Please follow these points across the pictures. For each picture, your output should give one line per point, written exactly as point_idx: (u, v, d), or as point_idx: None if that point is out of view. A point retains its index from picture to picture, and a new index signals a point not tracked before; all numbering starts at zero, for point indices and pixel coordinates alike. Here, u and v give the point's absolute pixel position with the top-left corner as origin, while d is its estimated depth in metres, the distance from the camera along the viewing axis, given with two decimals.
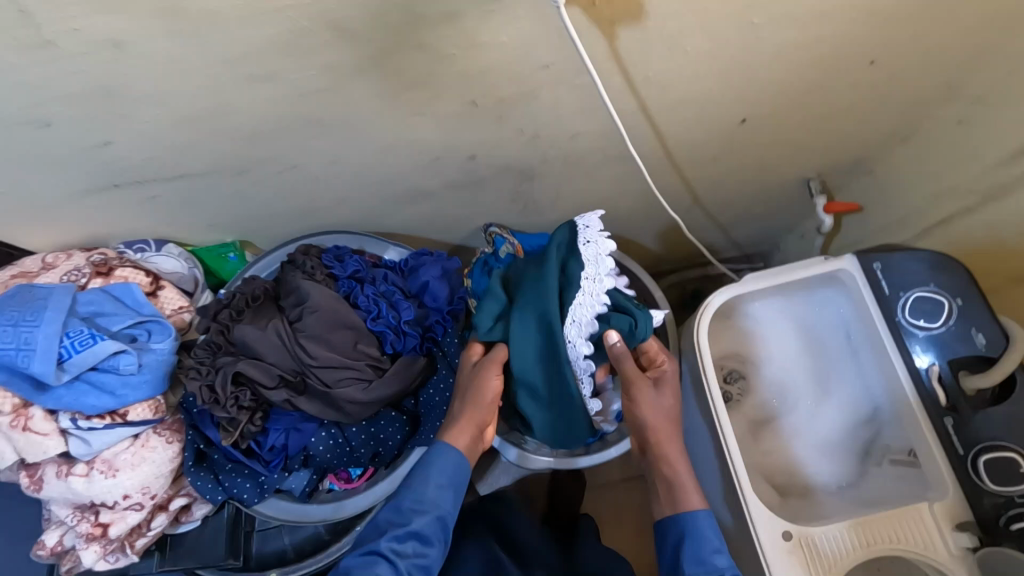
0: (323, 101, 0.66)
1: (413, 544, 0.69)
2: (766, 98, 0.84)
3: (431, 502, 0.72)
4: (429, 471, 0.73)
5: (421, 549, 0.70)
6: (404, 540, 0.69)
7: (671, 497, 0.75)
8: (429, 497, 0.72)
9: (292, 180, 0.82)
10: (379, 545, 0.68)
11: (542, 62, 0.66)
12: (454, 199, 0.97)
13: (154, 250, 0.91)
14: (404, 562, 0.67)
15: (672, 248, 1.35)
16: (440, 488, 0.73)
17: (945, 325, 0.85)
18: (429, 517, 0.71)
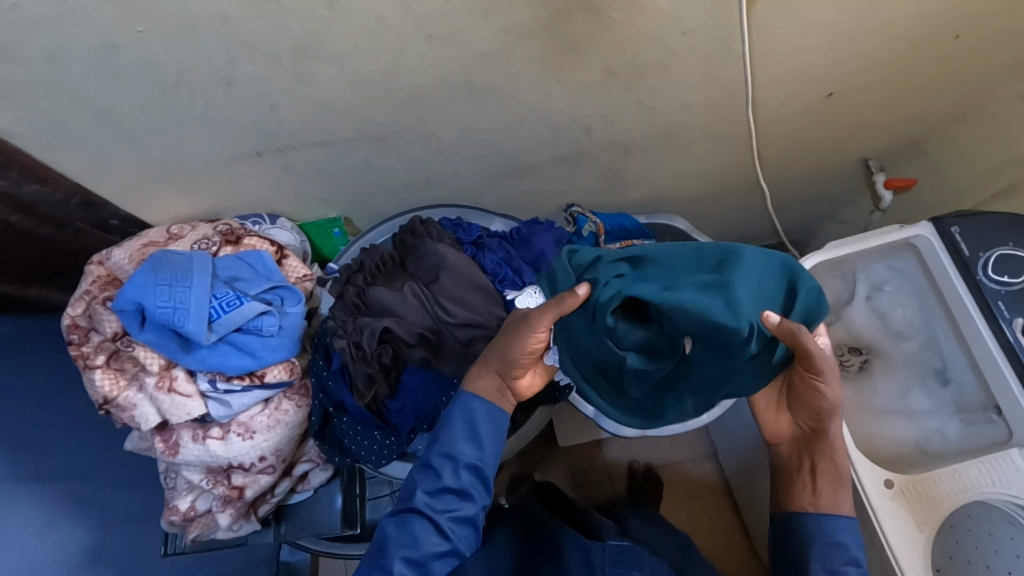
0: (483, 65, 0.70)
1: (447, 500, 0.71)
2: (857, 72, 0.91)
3: (463, 454, 0.72)
4: (456, 422, 0.73)
5: (457, 501, 0.72)
6: (441, 496, 0.71)
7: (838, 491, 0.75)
8: (456, 448, 0.72)
9: (418, 151, 0.86)
10: (415, 502, 0.71)
11: (686, 28, 0.71)
12: (552, 174, 1.01)
13: (269, 223, 0.94)
14: (440, 517, 0.70)
15: (727, 230, 1.41)
16: (469, 438, 0.73)
17: None
18: (462, 471, 0.72)
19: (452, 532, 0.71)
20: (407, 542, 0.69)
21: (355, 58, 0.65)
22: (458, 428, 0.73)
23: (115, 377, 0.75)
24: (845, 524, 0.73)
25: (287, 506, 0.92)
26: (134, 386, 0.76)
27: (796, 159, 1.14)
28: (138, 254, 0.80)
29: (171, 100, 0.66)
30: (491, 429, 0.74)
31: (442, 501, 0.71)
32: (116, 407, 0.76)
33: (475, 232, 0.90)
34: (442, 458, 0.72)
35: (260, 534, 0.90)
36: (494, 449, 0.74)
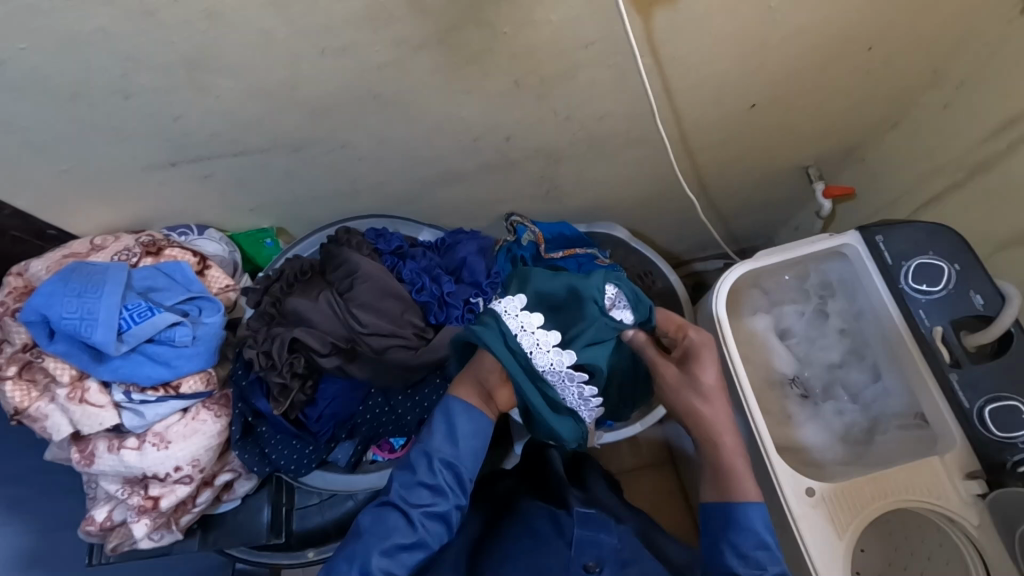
0: (385, 77, 0.72)
1: (421, 495, 0.70)
2: (775, 82, 0.92)
3: (439, 450, 0.72)
4: (436, 419, 0.74)
5: (432, 497, 0.70)
6: (416, 491, 0.70)
7: (724, 483, 0.70)
8: (433, 444, 0.72)
9: (339, 161, 0.87)
10: (390, 496, 0.70)
11: (586, 40, 0.73)
12: (485, 182, 1.02)
13: (197, 233, 0.94)
14: (414, 510, 0.69)
15: (677, 236, 1.42)
16: (446, 436, 0.73)
17: (945, 289, 0.93)
18: (438, 468, 0.71)
19: (423, 526, 0.69)
20: (379, 532, 0.68)
21: (252, 70, 0.66)
22: (438, 426, 0.73)
23: (26, 388, 0.76)
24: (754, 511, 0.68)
25: (213, 516, 0.92)
26: (46, 397, 0.77)
27: (732, 167, 1.15)
28: (56, 265, 0.81)
29: (74, 113, 0.68)
30: (473, 431, 0.73)
31: (417, 496, 0.70)
32: (28, 417, 0.76)
33: (396, 241, 0.90)
34: (419, 454, 0.72)
35: (185, 544, 0.90)
36: (473, 449, 0.73)
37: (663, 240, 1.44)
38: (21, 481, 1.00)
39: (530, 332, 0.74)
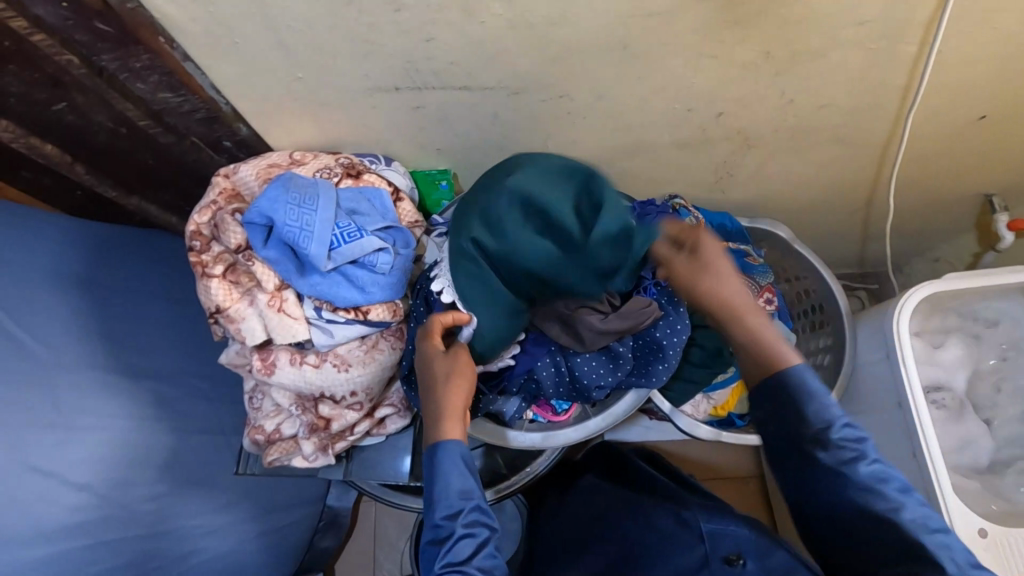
0: (649, 26, 0.69)
1: (465, 548, 0.65)
2: (1012, 95, 0.86)
3: (457, 496, 0.67)
4: (439, 470, 0.68)
5: (477, 542, 0.66)
6: (456, 548, 0.65)
7: (768, 359, 0.70)
8: (452, 489, 0.67)
9: (549, 112, 0.85)
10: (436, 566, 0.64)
11: (863, 16, 0.69)
12: (667, 159, 0.99)
13: (383, 164, 0.93)
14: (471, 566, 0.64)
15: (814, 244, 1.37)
16: (457, 476, 0.68)
17: None
18: (467, 512, 0.67)
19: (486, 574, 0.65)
20: None
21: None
22: (439, 479, 0.68)
23: (230, 288, 0.76)
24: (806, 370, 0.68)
25: (356, 448, 0.92)
26: (246, 301, 0.77)
27: (918, 182, 1.09)
28: (264, 173, 0.81)
29: (343, 20, 0.66)
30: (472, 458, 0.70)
31: (462, 550, 0.65)
32: (225, 318, 0.76)
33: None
34: (444, 511, 0.67)
35: (329, 469, 0.91)
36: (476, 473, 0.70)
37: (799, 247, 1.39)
38: (168, 380, 1.02)
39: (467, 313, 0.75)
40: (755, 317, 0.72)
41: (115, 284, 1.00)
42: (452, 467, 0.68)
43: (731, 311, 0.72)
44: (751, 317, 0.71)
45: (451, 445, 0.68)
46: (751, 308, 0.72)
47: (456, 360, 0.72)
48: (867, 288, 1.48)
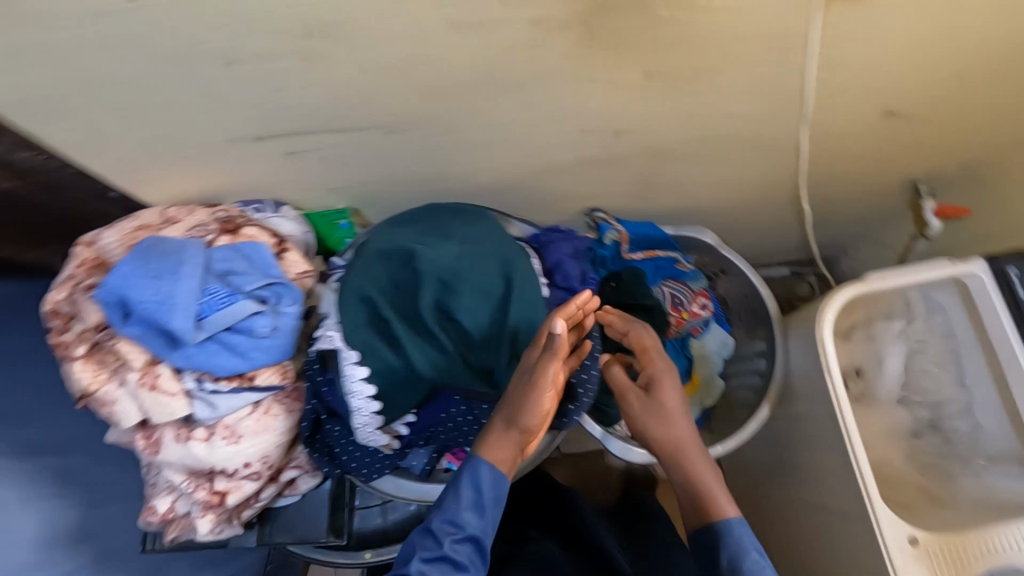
0: (513, 58, 0.63)
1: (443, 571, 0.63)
2: (922, 90, 0.82)
3: (466, 522, 0.66)
4: (463, 484, 0.66)
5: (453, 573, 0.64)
6: (435, 567, 0.63)
7: (705, 506, 0.72)
8: (463, 514, 0.66)
9: (436, 146, 0.79)
10: (409, 571, 0.63)
11: (745, 31, 0.63)
12: (581, 176, 0.94)
13: (272, 211, 0.87)
14: None
15: (756, 234, 1.33)
16: (473, 505, 0.67)
17: None
18: (461, 543, 0.65)
19: None
20: None
21: (376, 41, 0.58)
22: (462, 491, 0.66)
23: (96, 371, 0.71)
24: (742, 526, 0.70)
25: (271, 510, 0.87)
26: (116, 381, 0.71)
27: (844, 174, 1.06)
28: (129, 239, 0.76)
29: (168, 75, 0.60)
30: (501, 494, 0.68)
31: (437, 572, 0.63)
32: (96, 401, 0.72)
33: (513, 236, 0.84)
34: (445, 525, 0.65)
35: (242, 537, 0.86)
36: (494, 513, 0.68)
37: (741, 239, 1.35)
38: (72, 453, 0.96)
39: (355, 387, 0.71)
40: (697, 458, 0.75)
41: (17, 335, 0.92)
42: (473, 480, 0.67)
43: (676, 454, 0.75)
44: (688, 461, 0.74)
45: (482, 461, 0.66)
46: (692, 449, 0.75)
47: (540, 400, 0.65)
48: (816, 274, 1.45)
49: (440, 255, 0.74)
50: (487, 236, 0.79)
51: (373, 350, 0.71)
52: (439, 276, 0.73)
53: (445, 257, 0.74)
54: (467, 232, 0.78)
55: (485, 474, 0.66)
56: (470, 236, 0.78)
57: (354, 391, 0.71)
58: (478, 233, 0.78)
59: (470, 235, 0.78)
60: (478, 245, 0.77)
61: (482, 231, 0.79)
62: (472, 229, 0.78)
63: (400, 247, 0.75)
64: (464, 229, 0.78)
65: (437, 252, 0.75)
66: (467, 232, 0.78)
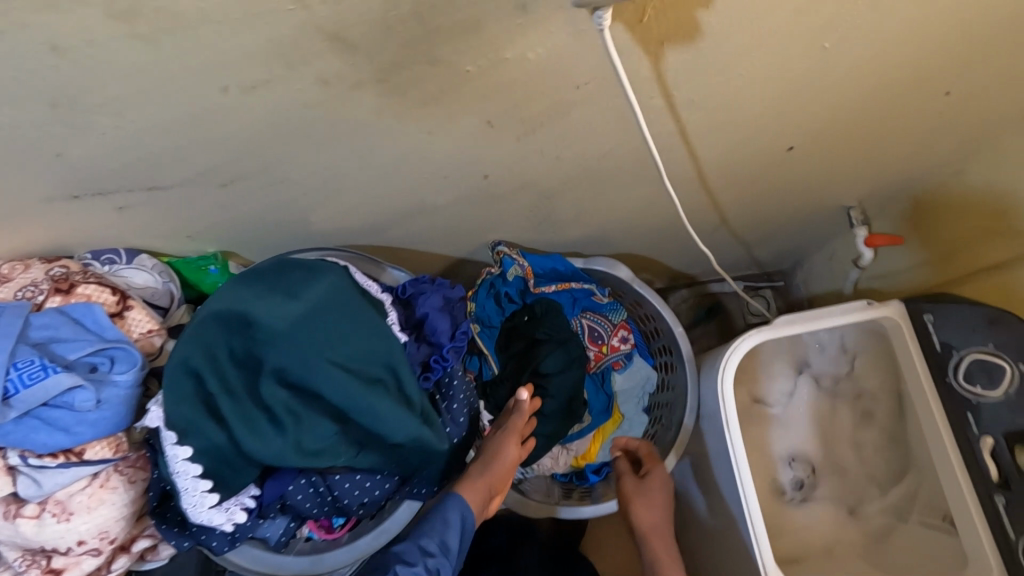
0: (316, 117, 0.56)
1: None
2: (818, 123, 0.74)
3: (443, 547, 0.69)
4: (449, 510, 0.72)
5: None
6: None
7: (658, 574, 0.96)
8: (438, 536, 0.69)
9: (281, 195, 0.73)
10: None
11: (577, 81, 0.56)
12: (464, 214, 0.87)
13: (125, 261, 0.82)
14: None
15: (689, 255, 1.26)
16: (454, 532, 0.71)
17: (956, 383, 0.79)
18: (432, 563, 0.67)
19: None
20: None
21: (144, 109, 0.52)
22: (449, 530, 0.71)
23: None
24: None
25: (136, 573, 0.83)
26: None
27: (761, 200, 0.98)
28: None
29: None
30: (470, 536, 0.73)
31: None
32: None
33: (377, 288, 0.78)
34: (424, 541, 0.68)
35: None
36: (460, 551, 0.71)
37: (674, 259, 1.28)
38: None
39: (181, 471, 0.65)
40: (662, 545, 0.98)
41: None
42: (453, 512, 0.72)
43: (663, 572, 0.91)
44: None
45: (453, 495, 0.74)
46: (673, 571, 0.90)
47: (501, 446, 0.82)
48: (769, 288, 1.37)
49: (280, 319, 0.68)
50: (338, 290, 0.71)
51: (202, 427, 0.65)
52: (278, 343, 0.67)
53: (285, 321, 0.68)
54: (316, 287, 0.71)
55: (460, 508, 0.73)
56: (319, 292, 0.71)
57: (179, 474, 0.65)
58: (329, 287, 0.71)
59: (320, 290, 0.71)
60: (326, 303, 0.70)
61: (333, 285, 0.72)
62: (322, 283, 0.71)
63: (240, 309, 0.69)
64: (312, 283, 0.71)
65: (277, 314, 0.68)
66: (316, 285, 0.71)
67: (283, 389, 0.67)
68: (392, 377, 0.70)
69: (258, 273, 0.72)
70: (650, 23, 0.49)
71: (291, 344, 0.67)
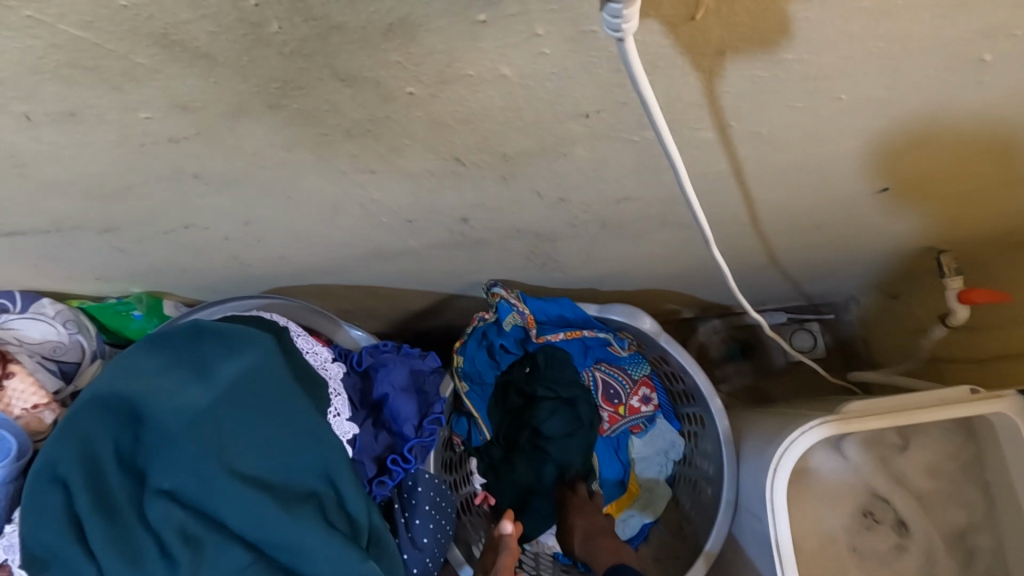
0: (194, 152, 0.38)
1: None
2: (925, 161, 0.54)
3: None
4: None
5: None
6: None
7: None
8: None
9: (194, 240, 0.56)
10: None
11: (579, 108, 0.37)
12: (443, 257, 0.69)
13: (17, 310, 0.66)
14: None
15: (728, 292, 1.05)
16: None
17: None
18: None
19: None
20: None
21: None
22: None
23: None
24: None
25: None
26: None
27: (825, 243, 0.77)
28: None
29: None
30: None
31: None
32: None
33: (326, 356, 0.61)
34: None
35: None
36: None
37: (709, 295, 1.07)
38: None
39: None
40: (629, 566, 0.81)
41: None
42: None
43: None
44: None
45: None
46: None
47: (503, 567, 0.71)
48: (817, 322, 1.12)
49: (185, 410, 0.52)
50: (266, 368, 0.54)
51: (67, 561, 0.48)
52: (179, 443, 0.51)
53: (192, 413, 0.52)
54: (236, 363, 0.54)
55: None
56: (239, 370, 0.54)
57: None
58: (255, 363, 0.54)
59: (240, 367, 0.54)
60: (248, 387, 0.53)
61: (260, 361, 0.55)
62: (246, 358, 0.55)
63: (134, 395, 0.53)
64: (233, 357, 0.54)
65: (183, 401, 0.52)
66: (236, 362, 0.54)
67: (180, 508, 0.49)
68: (332, 489, 0.53)
69: (169, 342, 0.56)
70: (701, 23, 0.30)
71: (196, 443, 0.50)
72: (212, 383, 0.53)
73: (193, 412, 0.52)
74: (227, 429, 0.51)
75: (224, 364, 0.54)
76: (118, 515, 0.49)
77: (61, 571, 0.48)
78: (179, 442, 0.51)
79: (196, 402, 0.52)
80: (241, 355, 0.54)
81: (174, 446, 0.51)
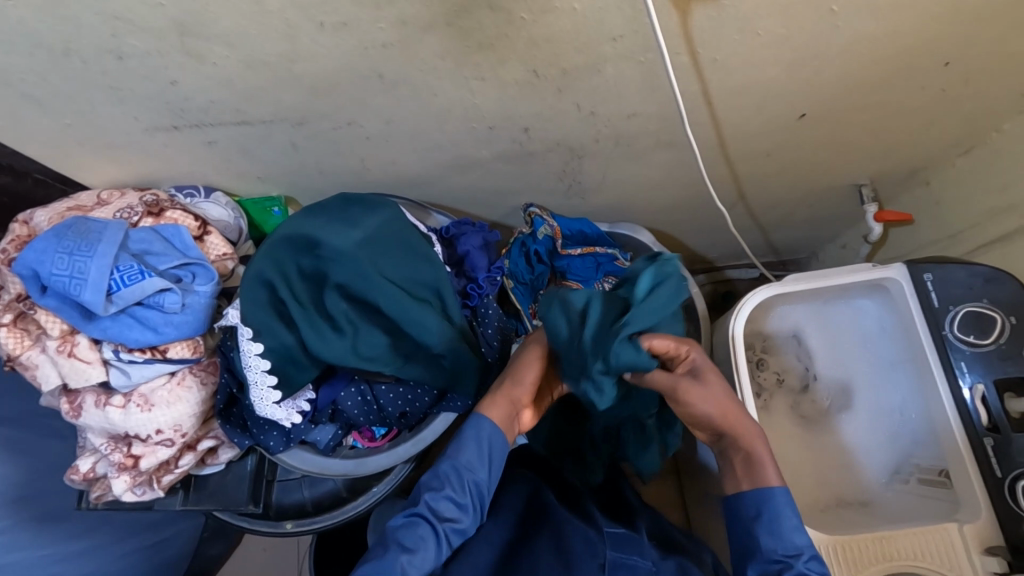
0: (387, 56, 0.66)
1: (448, 508, 0.69)
2: (829, 93, 0.82)
3: (468, 467, 0.71)
4: (464, 436, 0.72)
5: (457, 515, 0.70)
6: (442, 504, 0.69)
7: (751, 469, 0.73)
8: (465, 461, 0.71)
9: (346, 138, 0.83)
10: (418, 507, 0.69)
11: (611, 33, 0.66)
12: (504, 171, 0.96)
13: (203, 196, 0.93)
14: (442, 526, 0.68)
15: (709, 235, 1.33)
16: (479, 453, 0.71)
17: (951, 332, 0.86)
18: (467, 486, 0.70)
19: (441, 544, 0.68)
20: (406, 542, 0.67)
21: (248, 39, 0.62)
22: (759, 523, 0.71)
23: (19, 337, 0.79)
24: (779, 496, 0.71)
25: (196, 477, 0.91)
26: (37, 347, 0.79)
27: (778, 177, 1.06)
28: (57, 216, 0.82)
29: (71, 69, 0.67)
30: (497, 445, 0.72)
31: (445, 509, 0.69)
32: (21, 364, 0.79)
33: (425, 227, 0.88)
34: (449, 469, 0.71)
35: (166, 501, 0.90)
36: (494, 456, 0.72)
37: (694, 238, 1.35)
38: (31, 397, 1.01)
39: (254, 370, 0.75)
40: (743, 423, 0.73)
41: None
42: (750, 505, 0.72)
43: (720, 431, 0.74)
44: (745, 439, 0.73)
45: (785, 490, 0.72)
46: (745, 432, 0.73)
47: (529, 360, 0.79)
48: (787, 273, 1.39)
49: (342, 244, 0.77)
50: (393, 222, 0.81)
51: (274, 331, 0.75)
52: (343, 264, 0.77)
53: (348, 246, 0.77)
54: (372, 217, 0.80)
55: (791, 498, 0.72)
56: (376, 221, 0.80)
57: (250, 368, 0.75)
58: (385, 217, 0.81)
59: (377, 220, 0.80)
60: (384, 232, 0.80)
61: (387, 216, 0.81)
62: (379, 214, 0.81)
63: (305, 232, 0.77)
64: (371, 213, 0.81)
65: (342, 238, 0.77)
66: (372, 215, 0.80)
67: (343, 301, 0.77)
68: (437, 299, 0.82)
69: (325, 204, 0.81)
70: None
71: (354, 263, 0.77)
72: (358, 228, 0.79)
73: (348, 244, 0.77)
74: (372, 256, 0.78)
75: (365, 216, 0.80)
76: (304, 307, 0.76)
77: (268, 336, 0.75)
78: (341, 263, 0.77)
79: (350, 238, 0.77)
80: (375, 212, 0.81)
81: (339, 263, 0.77)
